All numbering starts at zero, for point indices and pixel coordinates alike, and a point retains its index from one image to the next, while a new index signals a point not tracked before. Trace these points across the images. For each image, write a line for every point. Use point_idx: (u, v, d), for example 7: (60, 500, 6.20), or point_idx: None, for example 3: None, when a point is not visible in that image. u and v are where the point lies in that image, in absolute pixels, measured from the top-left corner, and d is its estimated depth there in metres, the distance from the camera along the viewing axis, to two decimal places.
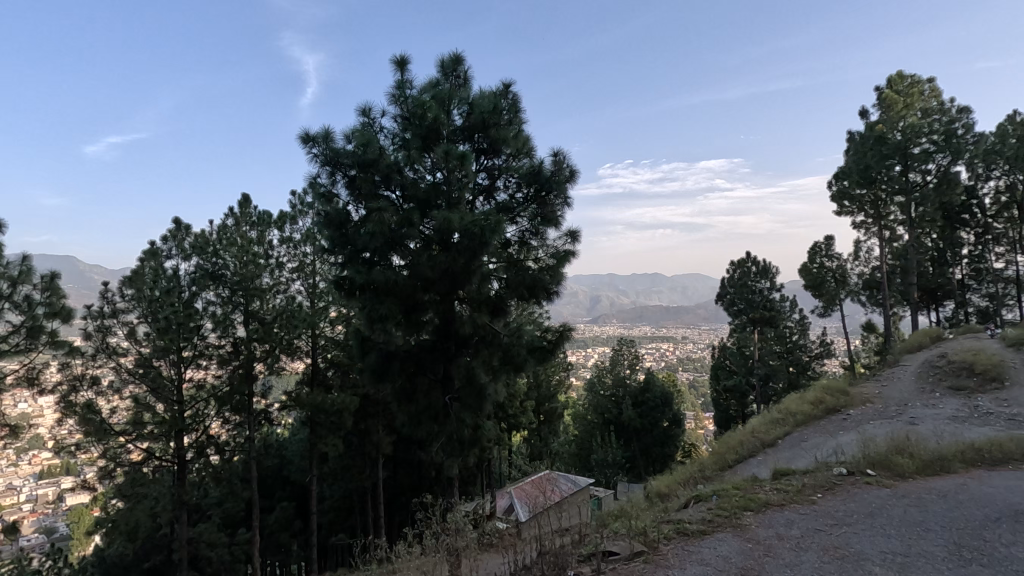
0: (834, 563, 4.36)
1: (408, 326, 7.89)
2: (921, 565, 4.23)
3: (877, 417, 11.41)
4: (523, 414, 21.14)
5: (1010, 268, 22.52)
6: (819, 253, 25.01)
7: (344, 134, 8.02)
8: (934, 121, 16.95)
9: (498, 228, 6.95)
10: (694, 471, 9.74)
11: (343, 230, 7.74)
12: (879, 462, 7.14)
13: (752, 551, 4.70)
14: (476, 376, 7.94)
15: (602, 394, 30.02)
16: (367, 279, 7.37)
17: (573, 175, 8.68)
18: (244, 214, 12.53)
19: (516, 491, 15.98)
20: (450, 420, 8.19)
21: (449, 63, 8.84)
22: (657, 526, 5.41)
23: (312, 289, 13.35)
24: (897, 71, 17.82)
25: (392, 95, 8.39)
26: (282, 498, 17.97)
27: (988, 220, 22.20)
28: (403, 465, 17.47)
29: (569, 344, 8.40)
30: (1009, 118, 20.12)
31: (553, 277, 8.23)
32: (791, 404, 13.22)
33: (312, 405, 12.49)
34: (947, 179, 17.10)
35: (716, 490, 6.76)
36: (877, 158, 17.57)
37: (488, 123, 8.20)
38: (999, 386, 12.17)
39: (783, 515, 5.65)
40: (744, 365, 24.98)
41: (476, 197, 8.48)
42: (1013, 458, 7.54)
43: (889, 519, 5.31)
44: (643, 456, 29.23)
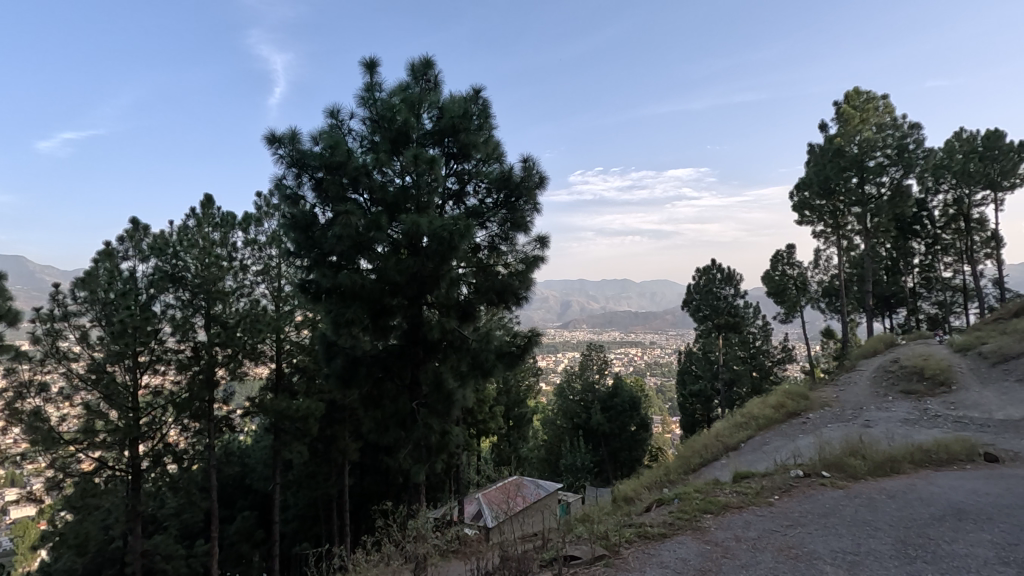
0: (788, 562, 4.48)
1: (375, 331, 7.76)
2: (869, 562, 4.39)
3: (834, 420, 11.81)
4: (493, 419, 21.15)
5: (957, 278, 23.77)
6: (781, 261, 25.79)
7: (311, 135, 7.91)
8: (888, 136, 17.67)
9: (468, 232, 7.00)
10: (659, 475, 9.90)
11: (309, 233, 7.61)
12: (834, 463, 7.38)
13: (710, 552, 4.80)
14: (444, 381, 7.88)
15: (571, 398, 30.24)
16: (332, 283, 7.29)
17: (542, 182, 8.77)
18: (206, 214, 12.15)
19: (483, 496, 15.97)
20: (416, 427, 8.01)
21: (419, 66, 8.86)
22: (619, 529, 5.46)
23: (277, 293, 13.07)
24: (853, 87, 18.42)
25: (360, 96, 8.35)
26: (244, 508, 17.46)
27: (937, 231, 23.07)
28: (371, 472, 17.21)
29: (538, 349, 8.39)
30: (956, 134, 21.25)
31: (522, 282, 8.35)
32: (755, 408, 13.56)
33: (277, 411, 12.14)
34: (900, 192, 17.83)
35: (678, 493, 6.88)
36: (836, 170, 18.24)
37: (459, 127, 8.18)
38: (946, 390, 12.74)
39: (742, 517, 5.77)
40: (709, 370, 25.61)
41: (446, 201, 8.47)
42: (957, 459, 7.91)
43: (841, 519, 5.50)
44: (611, 461, 29.47)
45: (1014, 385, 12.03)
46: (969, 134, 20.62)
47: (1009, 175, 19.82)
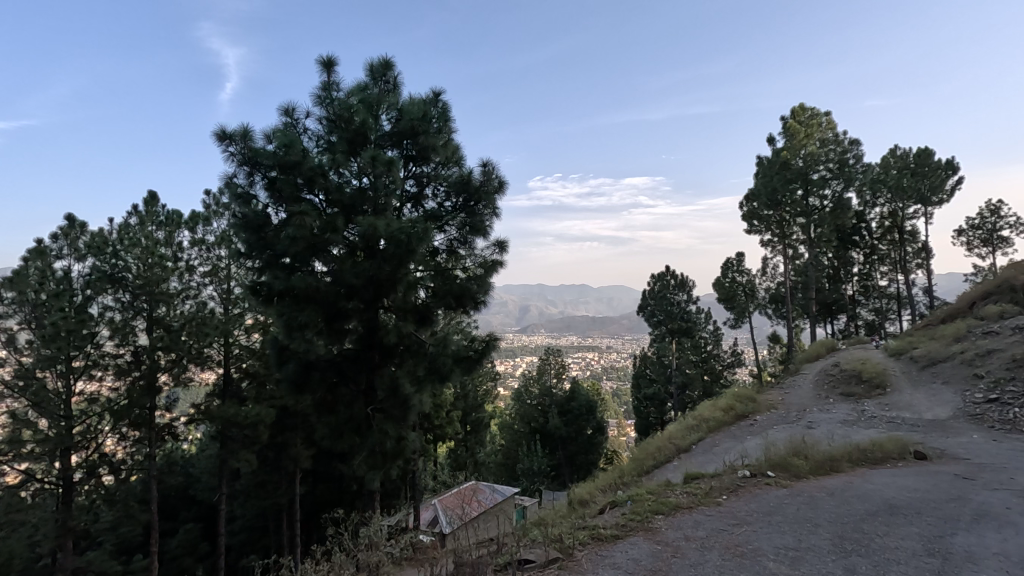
0: (735, 560, 4.62)
1: (330, 335, 7.58)
2: (810, 558, 4.58)
3: (780, 422, 12.29)
4: (449, 425, 21.04)
5: (892, 286, 25.34)
6: (731, 268, 26.82)
7: (265, 133, 7.70)
8: (830, 151, 18.71)
9: (426, 236, 6.94)
10: (613, 477, 10.06)
11: (261, 234, 7.38)
12: (779, 463, 7.68)
13: (660, 553, 4.90)
14: (400, 386, 7.81)
15: (528, 403, 30.38)
16: (285, 286, 7.09)
17: (500, 187, 8.83)
18: (150, 213, 11.60)
19: (440, 502, 15.85)
20: (371, 433, 7.84)
21: (378, 67, 8.78)
22: (573, 532, 5.51)
23: (225, 295, 12.55)
24: (799, 103, 19.25)
25: (317, 95, 8.21)
26: (187, 520, 16.68)
27: (874, 242, 24.61)
28: (323, 480, 16.79)
29: (495, 353, 8.40)
30: (892, 151, 22.59)
31: (480, 286, 8.34)
32: (705, 410, 13.97)
33: (224, 418, 11.66)
34: (841, 205, 18.77)
35: (631, 495, 7.00)
36: (783, 182, 19.05)
37: (418, 130, 8.12)
38: (882, 392, 13.45)
39: (692, 518, 5.92)
40: (663, 373, 26.14)
41: (404, 204, 8.39)
42: (890, 457, 8.36)
43: (784, 517, 5.72)
44: (568, 464, 29.72)
45: (942, 387, 12.83)
46: (903, 151, 21.98)
47: (937, 190, 21.23)
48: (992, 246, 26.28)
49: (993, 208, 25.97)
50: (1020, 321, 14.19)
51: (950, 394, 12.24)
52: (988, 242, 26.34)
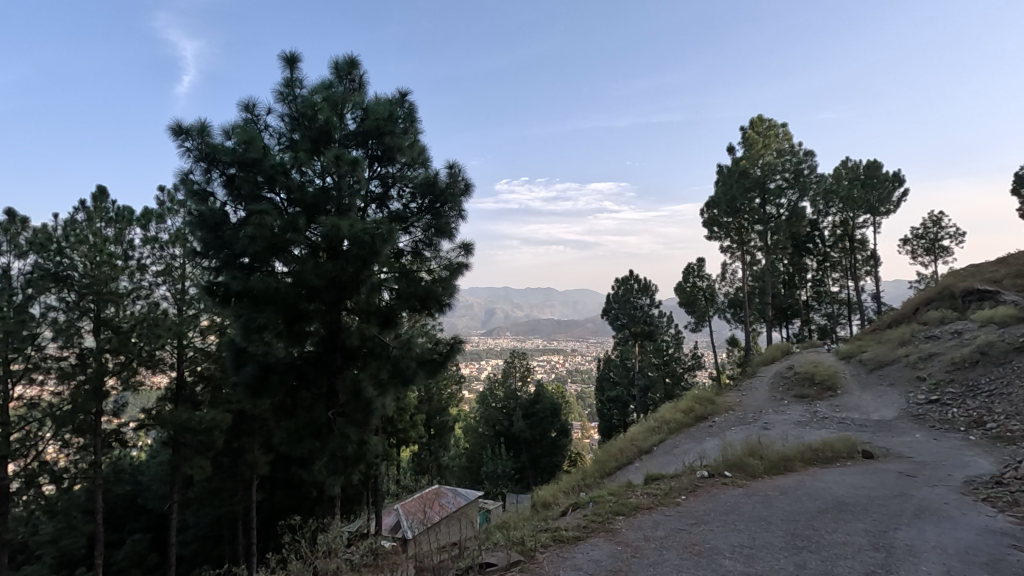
0: (692, 559, 4.72)
1: (290, 337, 7.38)
2: (763, 555, 4.72)
3: (737, 423, 12.63)
4: (413, 428, 20.84)
5: (843, 292, 26.42)
6: (692, 273, 27.53)
7: (223, 129, 7.49)
8: (786, 161, 19.36)
9: (391, 237, 6.87)
10: (577, 479, 10.15)
11: (218, 233, 7.13)
12: (736, 464, 7.89)
13: (621, 553, 4.96)
14: (362, 390, 7.67)
15: (493, 406, 30.33)
16: (243, 287, 6.90)
17: (466, 189, 8.84)
18: (99, 208, 11.07)
19: (403, 506, 15.72)
20: (332, 437, 7.68)
21: (343, 65, 8.70)
22: (535, 535, 5.51)
23: (179, 295, 12.08)
24: (758, 113, 19.94)
25: (278, 92, 8.06)
26: (135, 531, 15.97)
27: (826, 249, 25.54)
28: (282, 486, 16.37)
29: (460, 356, 8.35)
30: (844, 162, 23.61)
31: (445, 288, 8.29)
32: (666, 412, 14.24)
33: (177, 423, 11.21)
34: (796, 214, 19.46)
35: (593, 497, 7.06)
36: (742, 190, 19.66)
37: (383, 130, 8.05)
38: (833, 394, 14.00)
39: (652, 518, 6.02)
40: (626, 376, 26.48)
41: (368, 204, 8.28)
42: (840, 457, 8.70)
43: (740, 516, 5.87)
44: (532, 467, 29.82)
45: (888, 389, 13.45)
46: (854, 163, 23.04)
47: (885, 201, 22.35)
48: (934, 255, 27.76)
49: (935, 219, 27.46)
50: (959, 326, 15.02)
51: (895, 395, 12.84)
52: (931, 251, 27.79)
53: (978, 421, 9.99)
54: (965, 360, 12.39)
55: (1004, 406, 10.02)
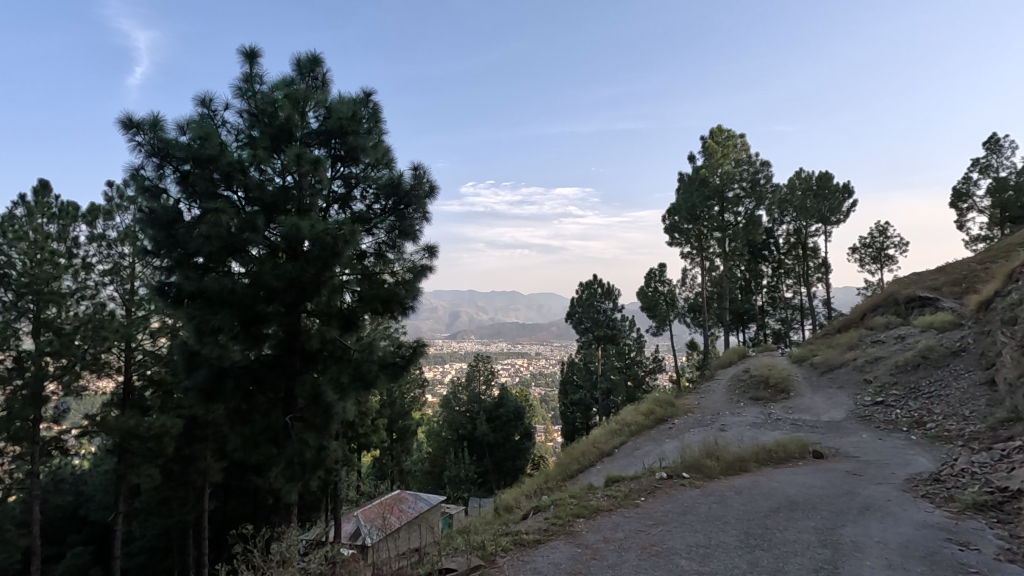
0: (650, 559, 4.79)
1: (246, 340, 7.15)
2: (718, 554, 4.84)
3: (695, 425, 12.94)
4: (375, 433, 20.55)
5: (796, 298, 27.45)
6: (654, 278, 28.16)
7: (178, 124, 7.24)
8: (743, 171, 20.06)
9: (353, 239, 6.75)
10: (539, 482, 10.18)
11: (171, 231, 6.86)
12: (693, 465, 8.08)
13: (581, 555, 5.01)
14: (322, 394, 7.48)
15: (457, 409, 30.16)
16: (196, 287, 6.68)
17: (431, 191, 8.80)
18: (40, 204, 10.53)
19: (362, 514, 15.34)
20: (290, 442, 7.47)
21: (306, 62, 8.58)
22: (496, 539, 5.50)
23: (128, 296, 11.53)
24: (717, 124, 20.52)
25: (237, 87, 7.88)
26: (76, 543, 15.15)
27: (781, 257, 26.51)
28: (236, 494, 15.83)
29: (423, 360, 8.25)
30: (797, 173, 24.57)
31: (409, 291, 8.19)
32: (628, 415, 14.47)
33: (123, 429, 10.70)
34: (752, 222, 20.13)
35: (554, 500, 7.10)
36: (701, 198, 20.18)
37: (347, 129, 7.92)
38: (786, 396, 14.51)
39: (611, 519, 6.10)
40: (589, 379, 26.82)
41: (330, 205, 8.13)
42: (792, 457, 9.01)
43: (696, 516, 6.01)
44: (495, 470, 29.77)
45: (837, 391, 14.02)
46: (807, 174, 24.00)
47: (835, 211, 23.38)
48: (880, 263, 29.14)
49: (881, 229, 28.85)
50: (902, 331, 15.80)
51: (843, 397, 13.40)
52: (877, 259, 29.16)
53: (919, 421, 10.52)
54: (908, 363, 13.05)
55: (942, 407, 10.58)
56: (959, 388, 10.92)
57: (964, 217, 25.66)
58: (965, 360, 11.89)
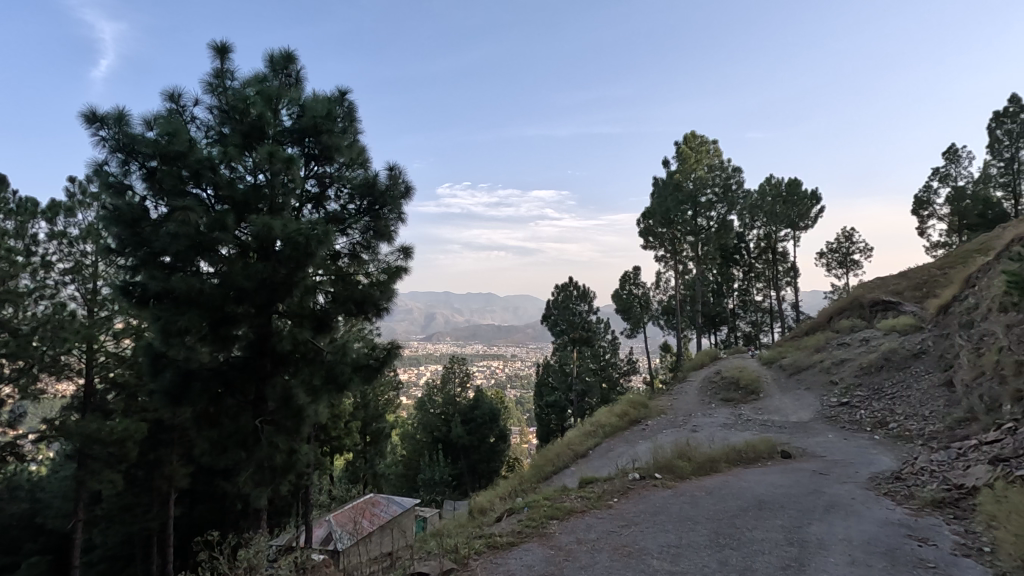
0: (621, 560, 4.83)
1: (214, 342, 6.97)
2: (688, 553, 4.91)
3: (668, 426, 13.11)
4: (348, 436, 20.29)
5: (766, 301, 28.07)
6: (629, 281, 28.51)
7: (144, 119, 7.05)
8: (716, 176, 20.48)
9: (327, 239, 6.65)
10: (513, 485, 10.18)
11: (136, 229, 6.66)
12: (666, 465, 8.18)
13: (553, 557, 5.02)
14: (293, 397, 7.34)
15: (431, 412, 29.98)
16: (162, 287, 6.50)
17: (407, 192, 8.74)
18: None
19: (334, 518, 15.08)
20: (259, 446, 7.32)
21: (279, 58, 8.46)
22: (469, 541, 5.48)
23: (91, 296, 11.11)
24: (691, 130, 20.90)
25: (207, 83, 7.72)
26: (32, 553, 14.56)
27: (751, 261, 27.10)
28: (203, 500, 15.41)
29: (398, 362, 8.16)
30: (768, 179, 25.16)
31: (383, 293, 8.10)
32: (602, 416, 14.58)
33: (83, 434, 10.30)
34: (724, 226, 20.58)
35: (528, 502, 7.10)
36: (675, 203, 20.46)
37: (321, 128, 7.83)
38: (756, 397, 14.81)
39: (584, 521, 6.14)
40: (564, 381, 26.88)
41: (303, 204, 8.01)
42: (761, 457, 9.21)
43: (668, 516, 6.09)
44: (470, 473, 29.64)
45: (804, 392, 14.38)
46: (777, 180, 24.60)
47: (804, 217, 23.99)
48: (846, 268, 30.01)
49: (847, 234, 29.73)
50: (866, 334, 16.29)
51: (811, 398, 13.74)
52: (843, 264, 30.02)
53: (882, 422, 10.86)
54: (872, 365, 13.46)
55: (903, 407, 10.94)
56: (919, 389, 11.31)
57: (925, 224, 26.61)
58: (925, 362, 12.33)
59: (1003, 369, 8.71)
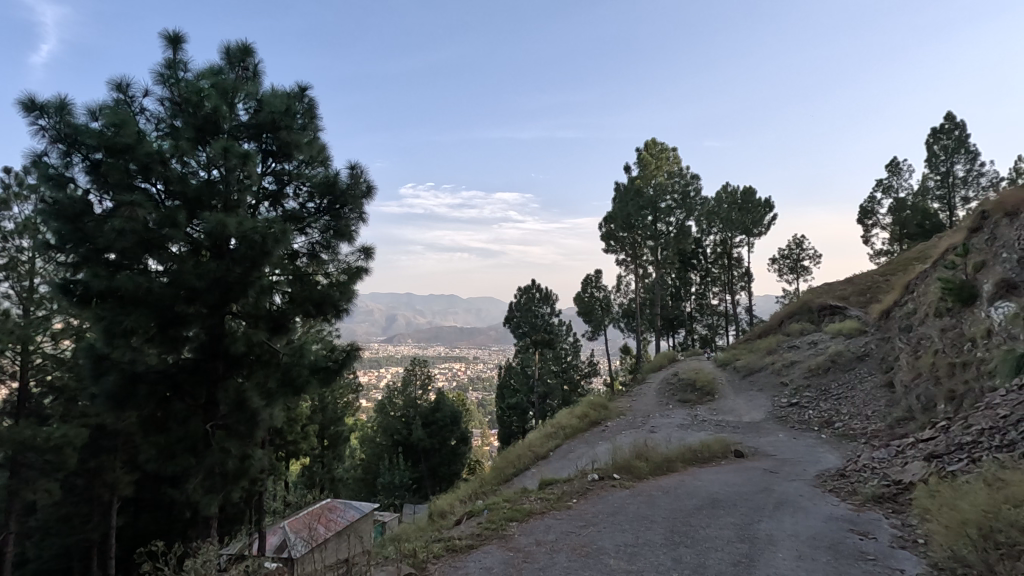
0: (580, 560, 4.88)
1: (163, 343, 6.69)
2: (644, 552, 4.99)
3: (627, 428, 13.32)
4: (304, 440, 19.83)
5: (721, 305, 28.93)
6: (591, 284, 28.89)
7: (89, 109, 6.72)
8: (675, 183, 21.01)
9: (285, 238, 6.49)
10: (473, 487, 10.16)
11: (78, 224, 6.32)
12: (624, 466, 8.31)
13: (512, 559, 5.02)
14: (247, 400, 7.13)
15: (392, 415, 29.56)
16: (106, 286, 6.18)
17: (369, 191, 8.62)
18: None
19: (289, 525, 14.69)
20: (209, 451, 7.06)
21: (236, 51, 8.24)
22: (427, 545, 5.43)
23: (27, 294, 10.50)
24: (652, 137, 21.46)
25: (159, 74, 7.43)
26: None
27: (708, 266, 27.88)
28: (149, 508, 14.73)
29: (357, 364, 8.01)
30: (724, 187, 25.96)
31: (343, 294, 7.94)
32: (563, 418, 14.70)
33: (17, 441, 9.70)
34: (682, 232, 21.06)
35: (488, 504, 7.09)
36: (636, 208, 20.87)
37: (280, 124, 7.66)
38: (712, 398, 15.23)
39: (543, 522, 6.16)
40: (526, 383, 26.97)
41: (260, 202, 7.80)
42: (715, 456, 9.47)
43: (625, 516, 6.19)
44: (431, 476, 29.38)
45: (757, 393, 14.90)
46: (733, 187, 25.41)
47: (758, 224, 24.90)
48: (796, 273, 31.25)
49: (797, 241, 30.97)
50: (814, 337, 17.00)
51: (763, 399, 14.23)
52: (794, 270, 31.25)
53: (828, 421, 11.35)
54: (820, 367, 14.05)
55: (848, 407, 11.47)
56: (863, 390, 11.87)
57: (869, 232, 28.00)
58: (868, 364, 12.96)
59: (938, 371, 9.25)
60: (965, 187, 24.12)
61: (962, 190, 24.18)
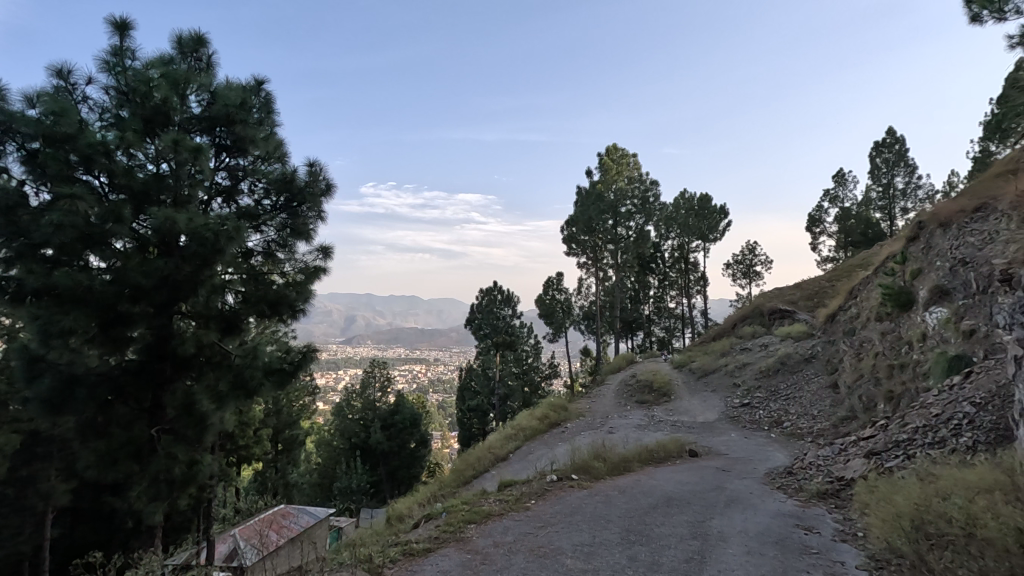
0: (537, 561, 4.91)
1: (105, 344, 6.37)
2: (601, 552, 5.05)
3: (586, 428, 13.49)
4: (257, 445, 19.27)
5: (678, 308, 29.65)
6: (552, 286, 29.12)
7: (26, 95, 6.35)
8: (636, 188, 21.43)
9: (238, 235, 6.28)
10: (432, 490, 10.07)
11: (11, 218, 5.95)
12: (582, 466, 8.41)
13: (470, 561, 5.00)
14: (196, 403, 6.86)
15: (349, 418, 28.99)
16: (42, 283, 5.83)
17: (328, 189, 8.44)
18: None
19: (240, 532, 14.23)
20: (154, 458, 6.73)
21: (188, 41, 7.93)
22: (383, 550, 5.34)
23: None
24: (614, 142, 21.75)
25: (104, 61, 7.08)
26: None
27: (666, 270, 28.53)
28: (87, 518, 13.95)
29: (314, 365, 7.82)
30: (682, 193, 26.63)
31: (299, 293, 7.74)
32: (523, 419, 14.77)
33: None
34: (642, 236, 21.49)
35: (447, 507, 7.04)
36: (597, 212, 21.14)
37: (234, 119, 7.41)
38: (668, 399, 15.60)
39: (502, 524, 6.16)
40: (486, 385, 26.89)
41: (213, 198, 7.54)
42: (671, 455, 9.70)
43: (583, 516, 6.25)
44: (389, 480, 28.96)
45: (711, 394, 15.35)
46: (690, 194, 26.10)
47: (713, 230, 25.69)
48: (749, 278, 32.34)
49: (750, 247, 32.07)
50: (765, 340, 17.63)
51: (716, 400, 14.67)
52: (747, 275, 32.34)
53: (777, 421, 11.78)
54: (770, 369, 14.59)
55: (796, 407, 11.94)
56: (810, 390, 12.39)
57: (817, 240, 29.25)
58: (814, 366, 13.53)
59: (878, 372, 9.76)
60: (904, 198, 25.52)
61: (902, 201, 25.59)
